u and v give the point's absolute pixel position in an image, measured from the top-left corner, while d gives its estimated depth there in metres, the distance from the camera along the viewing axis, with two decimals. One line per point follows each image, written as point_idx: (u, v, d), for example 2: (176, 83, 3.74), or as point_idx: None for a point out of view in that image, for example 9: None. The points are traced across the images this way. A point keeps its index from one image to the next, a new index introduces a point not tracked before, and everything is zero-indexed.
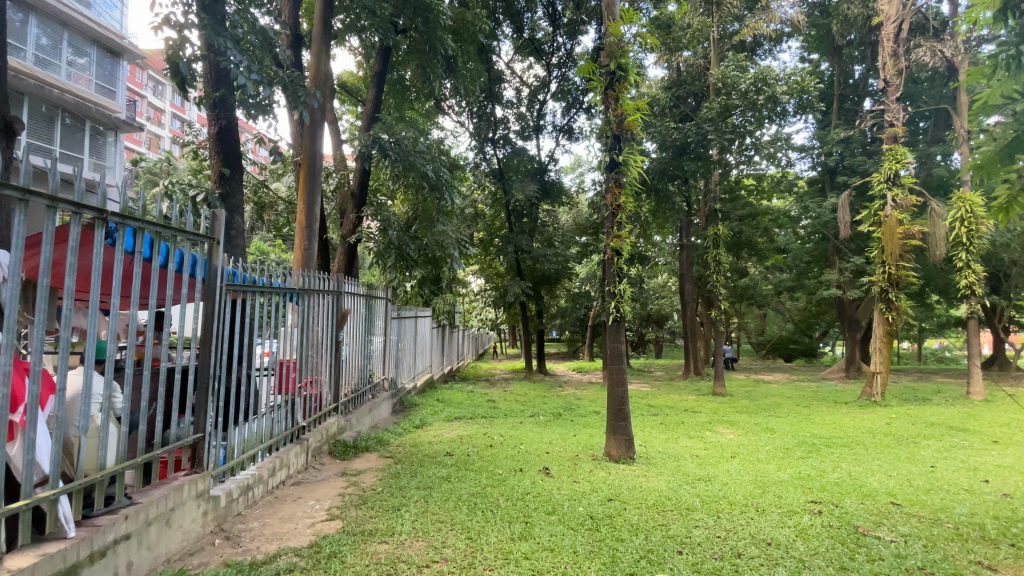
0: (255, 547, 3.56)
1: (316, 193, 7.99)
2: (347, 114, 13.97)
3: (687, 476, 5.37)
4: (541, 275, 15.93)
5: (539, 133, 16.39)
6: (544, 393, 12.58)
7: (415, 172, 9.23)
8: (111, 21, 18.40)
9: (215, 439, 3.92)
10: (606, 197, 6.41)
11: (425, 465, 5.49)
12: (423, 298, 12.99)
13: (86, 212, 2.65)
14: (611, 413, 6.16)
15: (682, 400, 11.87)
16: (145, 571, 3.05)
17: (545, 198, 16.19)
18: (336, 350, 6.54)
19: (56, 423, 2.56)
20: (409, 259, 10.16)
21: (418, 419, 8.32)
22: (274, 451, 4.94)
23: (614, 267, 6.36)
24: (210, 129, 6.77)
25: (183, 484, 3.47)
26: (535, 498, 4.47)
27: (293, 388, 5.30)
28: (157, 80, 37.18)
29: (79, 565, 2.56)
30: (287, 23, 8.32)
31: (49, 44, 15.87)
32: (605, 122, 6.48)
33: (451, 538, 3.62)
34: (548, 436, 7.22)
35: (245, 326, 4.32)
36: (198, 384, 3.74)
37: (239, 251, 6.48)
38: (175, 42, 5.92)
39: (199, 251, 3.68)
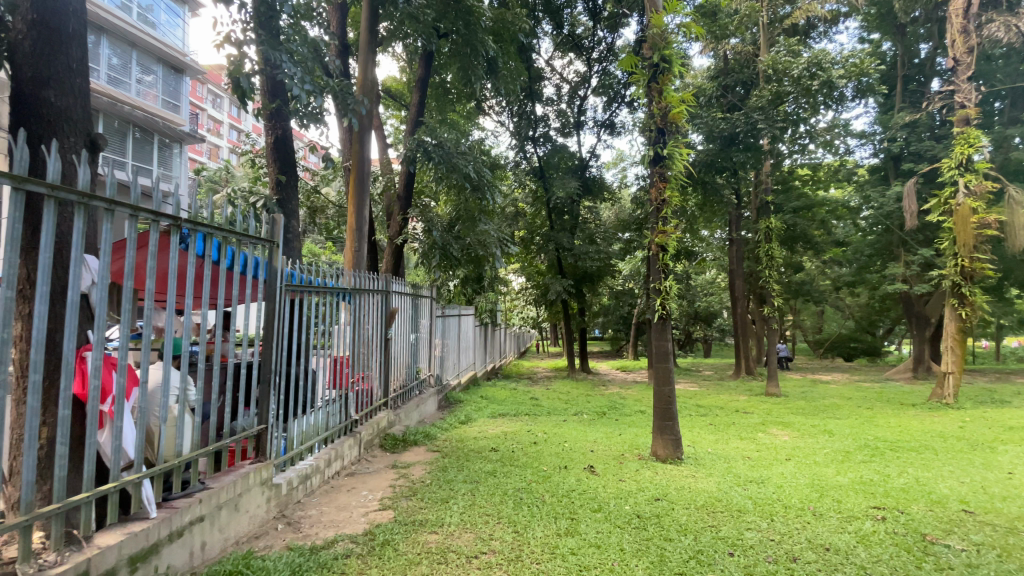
0: (314, 533, 3.76)
1: (366, 196, 8.27)
2: (392, 118, 14.33)
3: (738, 478, 5.20)
4: (584, 273, 15.74)
5: (580, 129, 16.24)
6: (588, 392, 12.49)
7: (458, 173, 9.40)
8: (173, 40, 19.73)
9: (278, 431, 4.17)
10: (650, 192, 6.30)
11: (471, 460, 5.61)
12: (466, 296, 13.17)
13: (163, 220, 2.90)
14: (657, 413, 6.06)
15: (732, 400, 11.47)
16: (217, 552, 3.30)
17: (586, 194, 16.09)
18: (385, 347, 6.77)
19: (140, 413, 2.81)
20: (453, 258, 10.38)
21: (463, 416, 8.46)
22: (329, 443, 5.18)
23: (659, 263, 6.26)
24: (267, 139, 7.14)
25: (250, 472, 3.71)
26: (581, 495, 4.48)
27: (346, 383, 5.53)
28: (216, 94, 39.40)
29: (160, 543, 2.80)
30: (335, 34, 8.70)
31: (120, 64, 17.16)
32: (648, 115, 6.38)
33: (498, 531, 3.68)
34: (593, 435, 7.17)
35: (303, 323, 4.56)
36: (261, 378, 3.97)
37: (296, 254, 6.82)
38: (235, 58, 6.29)
39: (261, 254, 3.91)
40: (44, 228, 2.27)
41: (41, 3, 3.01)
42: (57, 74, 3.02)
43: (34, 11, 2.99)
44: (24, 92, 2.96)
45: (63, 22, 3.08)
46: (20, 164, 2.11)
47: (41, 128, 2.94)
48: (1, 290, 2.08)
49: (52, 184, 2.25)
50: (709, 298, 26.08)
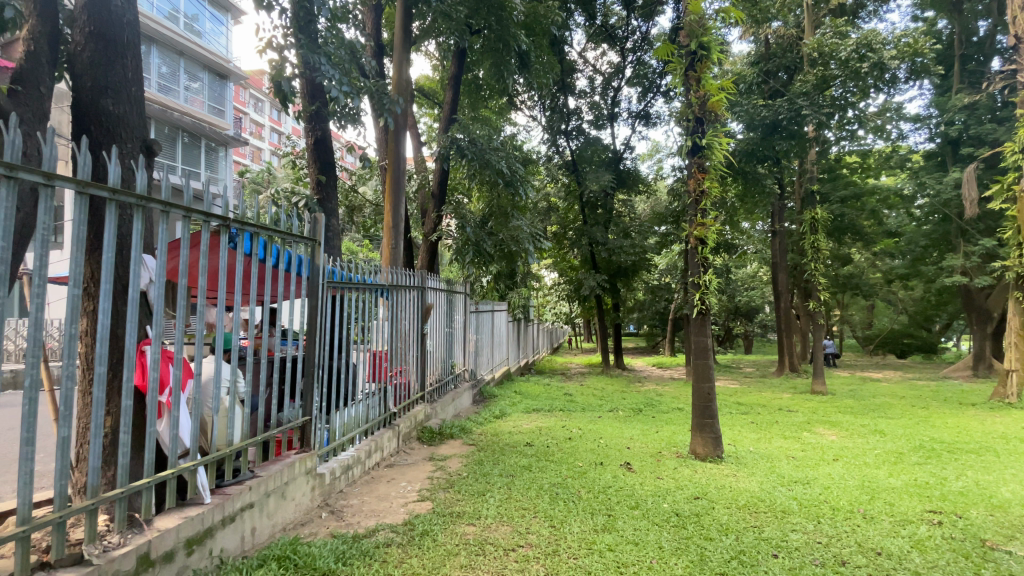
0: (356, 521, 3.88)
1: (401, 195, 8.42)
2: (425, 117, 14.52)
3: (782, 478, 5.03)
4: (618, 268, 15.51)
5: (614, 121, 15.97)
6: (623, 388, 12.33)
7: (491, 169, 9.44)
8: (218, 47, 20.60)
9: (321, 422, 4.32)
10: (688, 183, 6.14)
11: (506, 454, 5.66)
12: (499, 292, 13.21)
13: (213, 220, 3.04)
14: (696, 410, 5.93)
15: (774, 397, 11.10)
16: (266, 537, 3.46)
17: (620, 187, 15.84)
18: (421, 341, 6.90)
19: (194, 404, 2.97)
20: (487, 254, 10.45)
21: (498, 410, 8.53)
22: (369, 435, 5.33)
23: (698, 256, 6.11)
24: (307, 141, 7.35)
25: (295, 461, 3.86)
26: (618, 492, 4.44)
27: (385, 376, 5.67)
28: (258, 99, 40.92)
29: (214, 527, 2.96)
30: (371, 35, 8.88)
31: (169, 72, 18.04)
32: (685, 105, 6.22)
33: (534, 525, 3.70)
34: (629, 432, 7.08)
35: (344, 319, 4.69)
36: (305, 371, 4.12)
37: (336, 252, 7.02)
38: (277, 63, 6.51)
39: (302, 252, 4.04)
40: (106, 230, 2.42)
41: (99, 16, 3.20)
42: (114, 83, 3.20)
43: (91, 24, 3.18)
44: (83, 100, 3.15)
45: (118, 33, 3.26)
46: (84, 169, 2.26)
47: (102, 136, 3.14)
48: (69, 288, 2.22)
49: (113, 188, 2.39)
50: (750, 293, 25.24)
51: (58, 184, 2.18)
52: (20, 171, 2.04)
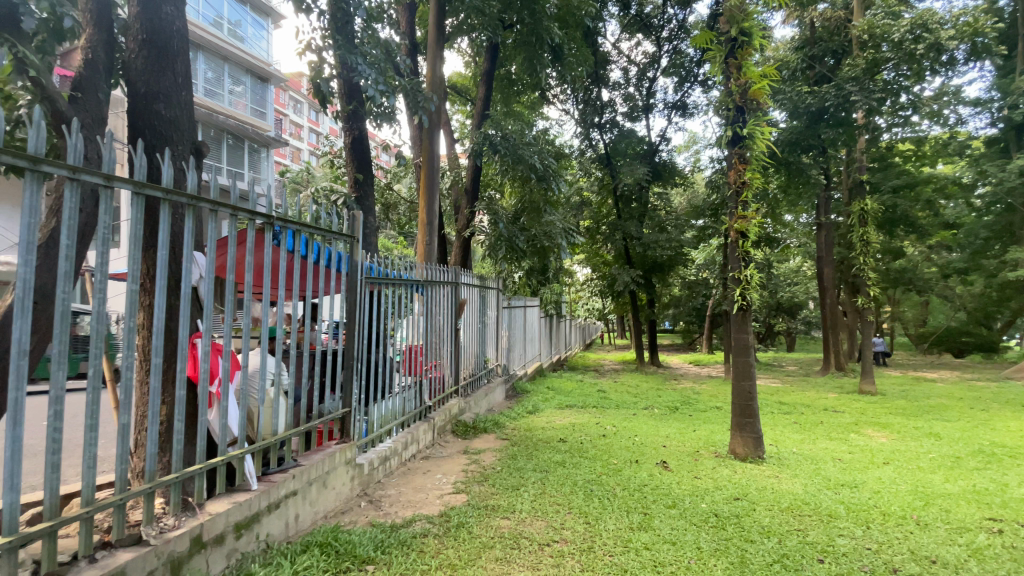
0: (394, 511, 3.97)
1: (435, 191, 8.50)
2: (458, 114, 14.60)
3: (827, 480, 4.83)
4: (653, 263, 15.20)
5: (649, 113, 15.62)
6: (659, 386, 12.12)
7: (524, 164, 9.42)
8: (259, 51, 21.34)
9: (360, 414, 4.44)
10: (728, 174, 5.96)
11: (540, 449, 5.66)
12: (530, 288, 13.19)
13: (258, 218, 3.16)
14: (736, 409, 5.77)
15: (818, 397, 10.64)
16: (309, 523, 3.59)
17: (656, 180, 15.51)
18: (455, 336, 6.97)
19: (242, 394, 3.10)
20: (519, 249, 10.46)
21: (531, 406, 8.53)
22: (405, 427, 5.44)
23: (739, 250, 5.91)
24: (345, 140, 7.52)
25: (336, 451, 3.98)
26: (654, 490, 4.37)
27: (421, 370, 5.77)
28: (296, 100, 42.15)
29: (260, 513, 3.08)
30: (405, 34, 8.99)
31: (214, 77, 18.81)
32: (724, 93, 6.01)
33: (569, 521, 3.70)
34: (665, 430, 6.94)
35: (381, 314, 4.80)
36: (345, 364, 4.24)
37: (373, 248, 7.17)
38: (316, 65, 6.68)
39: (341, 249, 4.15)
40: (160, 228, 2.54)
41: (151, 25, 3.37)
42: (165, 88, 3.36)
43: (143, 32, 3.35)
44: (137, 106, 3.32)
45: (168, 40, 3.42)
46: (140, 170, 2.37)
47: (155, 139, 3.30)
48: (128, 284, 2.35)
49: (166, 188, 2.52)
50: (792, 289, 24.29)
51: (117, 185, 2.30)
52: (82, 172, 2.16)
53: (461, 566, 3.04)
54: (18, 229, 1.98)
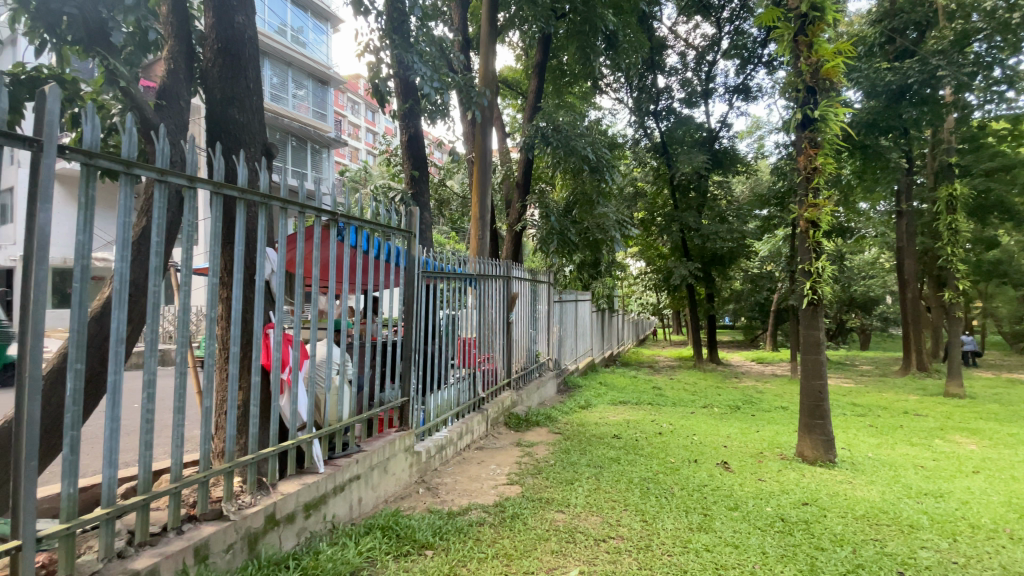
0: (451, 499, 4.07)
1: (488, 185, 8.56)
2: (509, 108, 14.64)
3: (908, 488, 4.46)
4: (712, 255, 14.60)
5: (708, 98, 14.96)
6: (718, 384, 11.67)
7: (577, 156, 9.30)
8: (320, 55, 22.33)
9: (417, 403, 4.58)
10: (798, 160, 5.62)
11: (594, 445, 5.60)
12: (582, 282, 13.04)
13: (324, 215, 3.32)
14: (805, 409, 5.46)
15: (896, 399, 9.86)
16: (371, 506, 3.75)
17: (715, 168, 14.87)
18: (507, 329, 7.03)
19: (310, 381, 3.27)
20: (572, 243, 10.43)
21: (583, 400, 8.47)
22: (460, 418, 5.56)
23: (809, 240, 5.56)
24: (402, 137, 7.73)
25: (395, 439, 4.13)
26: (714, 491, 4.22)
27: (475, 362, 5.87)
28: (354, 101, 43.75)
29: (327, 495, 3.25)
30: (458, 30, 9.08)
31: (279, 82, 19.90)
32: (794, 73, 5.66)
33: (625, 518, 3.63)
34: (725, 430, 6.68)
35: (436, 307, 4.91)
36: (403, 355, 4.39)
37: (428, 243, 7.33)
38: (374, 65, 6.89)
39: (400, 244, 4.29)
40: (238, 226, 2.73)
41: (225, 34, 3.60)
42: (239, 93, 3.58)
43: (219, 41, 3.59)
44: (214, 111, 3.55)
45: (240, 48, 3.63)
46: (219, 172, 2.55)
47: (231, 142, 3.53)
48: (208, 278, 2.54)
49: (243, 189, 2.70)
50: (867, 282, 22.57)
51: (199, 186, 2.48)
52: (169, 175, 2.35)
53: (517, 556, 3.06)
54: (115, 228, 2.18)
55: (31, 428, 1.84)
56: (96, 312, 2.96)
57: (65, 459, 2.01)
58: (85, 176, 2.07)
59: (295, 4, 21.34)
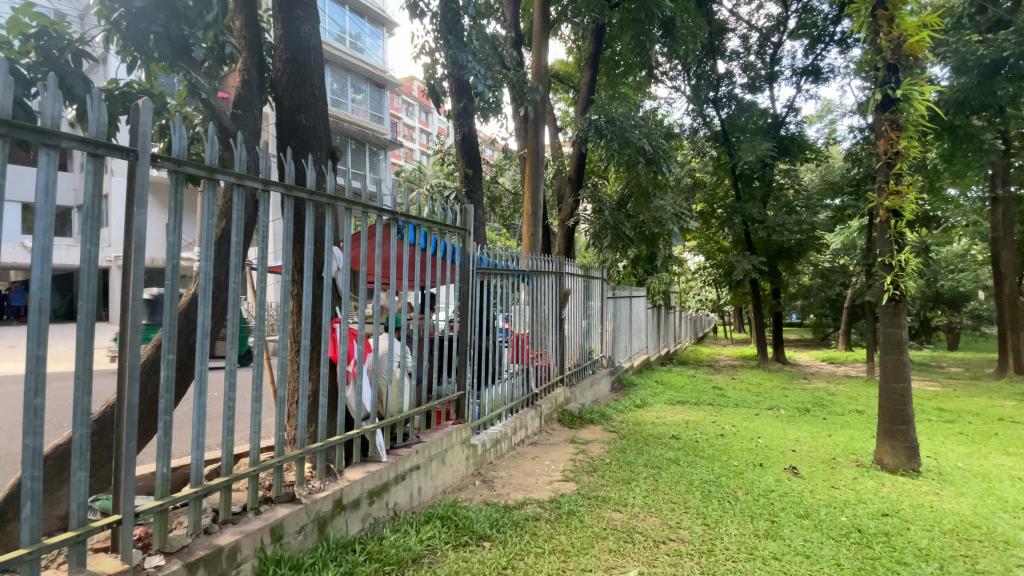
0: (507, 493, 4.12)
1: (540, 180, 8.51)
2: (560, 102, 14.49)
3: (1006, 503, 4.03)
4: (778, 249, 13.80)
5: (773, 82, 14.14)
6: (784, 384, 11.06)
7: (631, 147, 9.07)
8: (377, 60, 23.13)
9: (473, 397, 4.67)
10: (877, 145, 5.19)
11: (651, 445, 5.47)
12: (637, 277, 12.72)
13: (385, 215, 3.45)
14: (884, 413, 5.08)
15: (992, 405, 8.91)
16: (430, 496, 3.86)
17: (781, 156, 14.06)
18: (561, 325, 7.00)
19: (373, 374, 3.41)
20: (626, 237, 10.26)
21: (638, 399, 8.28)
22: (514, 413, 5.60)
23: (890, 230, 5.13)
24: (456, 137, 7.87)
25: (453, 431, 4.23)
26: (782, 497, 4.00)
27: (528, 358, 5.89)
28: (408, 102, 44.95)
29: (389, 483, 3.38)
30: (510, 27, 9.10)
31: (339, 88, 20.82)
32: (872, 51, 5.22)
33: (686, 521, 3.53)
34: (794, 433, 6.30)
35: (491, 303, 4.97)
36: (458, 350, 4.48)
37: (482, 240, 7.41)
38: (429, 66, 7.05)
39: (455, 241, 4.38)
40: (307, 226, 2.88)
41: (293, 44, 3.80)
42: (306, 101, 3.77)
43: (287, 51, 3.79)
44: (284, 117, 3.76)
45: (307, 56, 3.83)
46: (290, 175, 2.70)
47: (300, 147, 3.73)
48: (281, 276, 2.70)
49: (311, 191, 2.85)
50: (958, 276, 20.51)
51: (273, 189, 2.64)
52: (247, 180, 2.51)
53: (574, 553, 3.05)
54: (201, 230, 2.37)
55: (130, 412, 2.03)
56: (184, 307, 3.22)
57: (159, 441, 2.21)
58: (174, 182, 2.25)
59: (354, 12, 22.18)
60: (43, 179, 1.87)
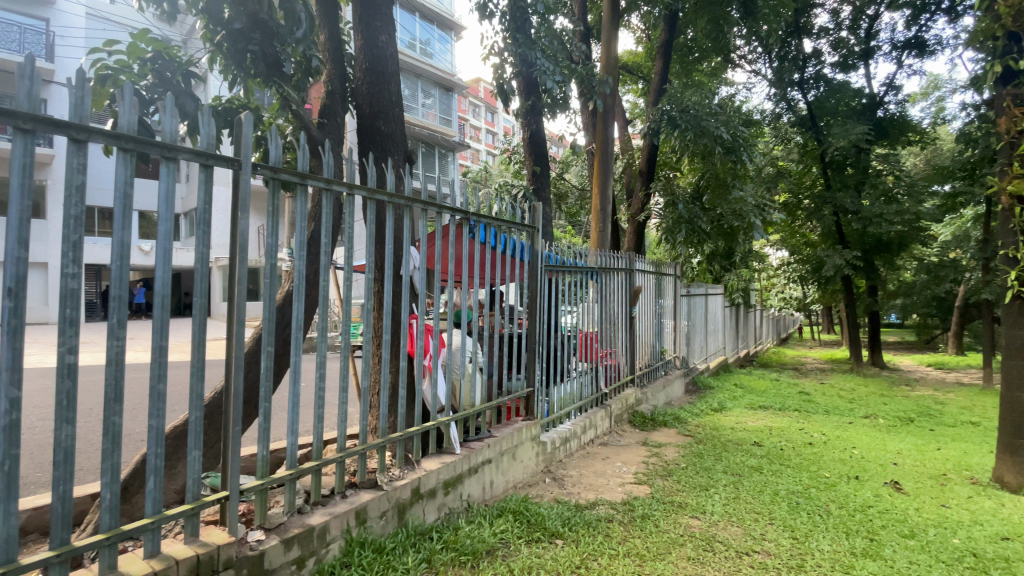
0: (577, 492, 4.10)
1: (609, 176, 8.31)
2: (629, 94, 14.09)
3: None
4: (875, 241, 12.64)
5: (868, 58, 12.87)
6: (883, 391, 10.07)
7: (708, 137, 8.62)
8: (445, 64, 23.77)
9: (542, 394, 4.68)
10: (997, 123, 4.57)
11: (731, 451, 5.19)
12: (712, 275, 12.16)
13: (457, 214, 3.55)
14: (1007, 427, 4.48)
15: None
16: (501, 491, 3.92)
17: (879, 139, 12.80)
18: (631, 324, 6.83)
19: (446, 369, 3.51)
20: (702, 231, 9.83)
21: (716, 403, 7.89)
22: (583, 412, 5.56)
23: (1016, 220, 4.49)
24: (524, 135, 7.90)
25: (523, 428, 4.26)
26: (881, 514, 3.65)
27: (596, 356, 5.81)
28: (474, 104, 45.81)
29: (462, 475, 3.47)
30: (579, 20, 8.97)
31: (410, 94, 21.70)
32: (990, 17, 4.61)
33: (771, 533, 3.32)
34: (895, 445, 5.71)
35: (559, 299, 4.96)
36: (528, 347, 4.52)
37: (550, 238, 7.37)
38: (499, 67, 7.14)
39: (523, 239, 4.41)
40: (386, 226, 3.02)
41: (372, 54, 4.00)
42: (384, 107, 3.96)
43: (366, 61, 3.99)
44: (364, 124, 3.96)
45: (384, 64, 4.01)
46: (372, 179, 2.84)
47: (379, 152, 3.92)
48: (365, 274, 2.86)
49: (390, 193, 2.98)
50: None
51: (356, 194, 2.79)
52: (334, 185, 2.68)
53: (650, 558, 2.97)
54: (296, 232, 2.56)
55: (237, 398, 2.24)
56: (280, 303, 3.50)
57: (260, 426, 2.41)
58: (271, 188, 2.44)
59: (423, 18, 22.91)
60: (164, 189, 2.09)
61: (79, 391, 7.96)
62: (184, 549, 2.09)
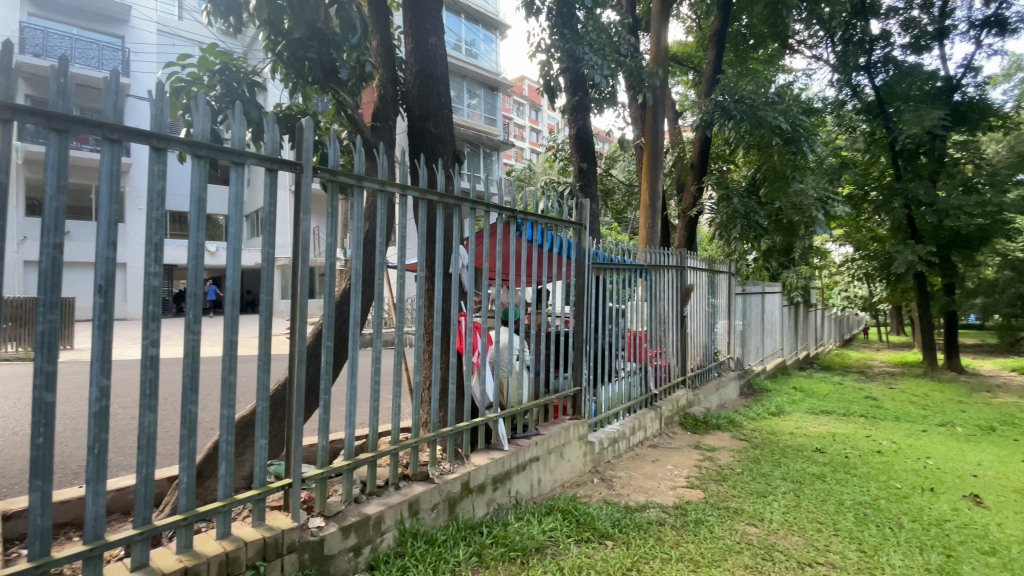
0: (627, 493, 4.04)
1: (658, 171, 8.11)
2: (679, 86, 13.67)
3: None
4: (953, 234, 11.70)
5: (943, 39, 11.88)
6: (961, 397, 9.30)
7: (765, 127, 8.20)
8: (490, 64, 23.90)
9: (589, 394, 4.63)
10: None
11: (790, 457, 4.95)
12: (769, 272, 11.62)
13: (504, 213, 3.57)
14: None
15: None
16: (549, 489, 3.92)
17: (956, 124, 11.81)
18: (681, 324, 6.65)
19: (494, 365, 3.55)
20: (760, 226, 9.37)
21: (774, 406, 7.54)
22: (632, 412, 5.46)
23: None
24: (570, 132, 7.83)
25: (570, 426, 4.25)
26: (960, 529, 3.38)
27: (646, 356, 5.68)
28: (519, 102, 45.83)
29: (511, 471, 3.49)
30: (626, 12, 8.79)
31: (456, 94, 22.00)
32: None
33: (836, 544, 3.14)
34: (977, 456, 5.25)
35: (606, 297, 4.89)
36: (575, 345, 4.48)
37: (597, 235, 7.25)
38: (545, 64, 7.11)
39: (570, 237, 4.38)
40: (437, 225, 3.08)
41: (422, 57, 4.08)
42: (433, 109, 4.03)
43: (416, 64, 4.08)
44: (414, 125, 4.04)
45: (433, 67, 4.09)
46: (423, 179, 2.90)
47: (428, 153, 3.99)
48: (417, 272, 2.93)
49: (440, 193, 3.04)
50: None
51: (409, 194, 2.87)
52: (388, 186, 2.77)
53: (704, 564, 2.89)
54: (353, 231, 2.66)
55: (299, 390, 2.35)
56: (338, 301, 3.66)
57: (320, 417, 2.52)
58: (329, 190, 2.54)
59: (469, 19, 23.12)
60: (233, 193, 2.22)
61: (157, 381, 8.61)
62: (253, 531, 2.22)
